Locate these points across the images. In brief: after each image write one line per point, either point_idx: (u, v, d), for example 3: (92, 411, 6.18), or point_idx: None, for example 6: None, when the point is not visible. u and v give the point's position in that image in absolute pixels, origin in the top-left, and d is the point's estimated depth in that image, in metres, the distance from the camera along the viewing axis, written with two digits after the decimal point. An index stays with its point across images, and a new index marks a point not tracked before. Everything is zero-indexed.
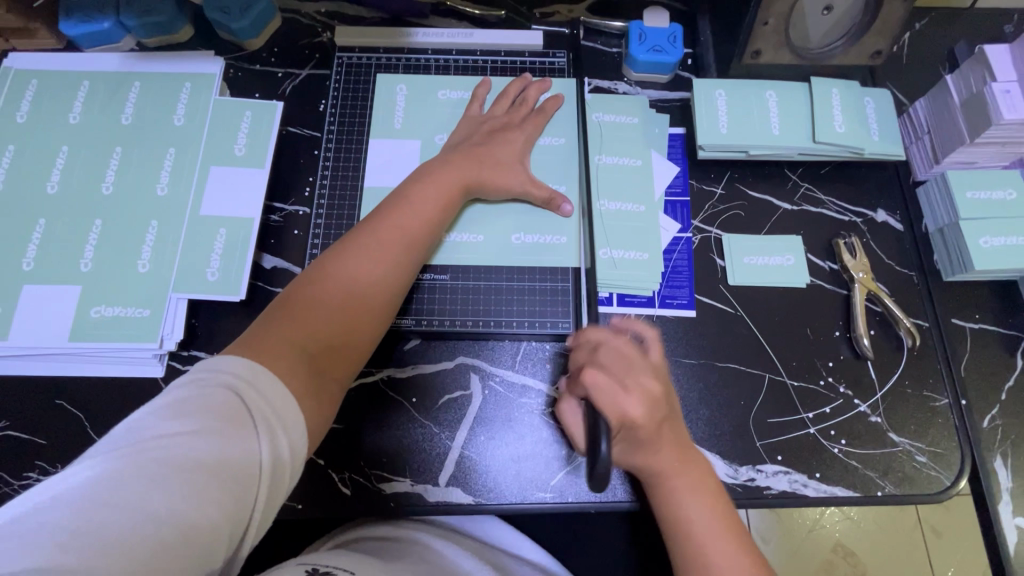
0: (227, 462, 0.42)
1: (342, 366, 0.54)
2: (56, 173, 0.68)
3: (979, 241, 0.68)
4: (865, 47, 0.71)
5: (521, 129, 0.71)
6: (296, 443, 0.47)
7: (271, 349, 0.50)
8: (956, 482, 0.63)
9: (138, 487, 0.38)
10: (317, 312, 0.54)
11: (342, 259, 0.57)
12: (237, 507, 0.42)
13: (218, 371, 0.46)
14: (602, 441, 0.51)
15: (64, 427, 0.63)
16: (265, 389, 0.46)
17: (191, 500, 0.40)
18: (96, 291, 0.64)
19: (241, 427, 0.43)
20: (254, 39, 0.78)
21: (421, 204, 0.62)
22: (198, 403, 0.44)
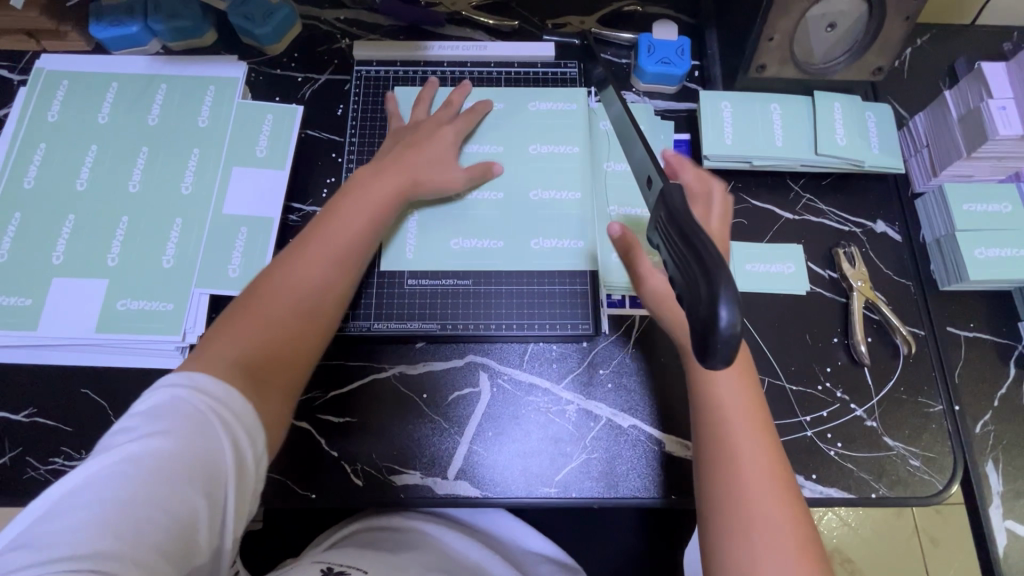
0: (192, 464, 0.44)
1: (285, 375, 0.54)
2: (85, 171, 0.71)
3: (974, 252, 0.70)
4: (866, 64, 0.74)
5: (452, 123, 0.73)
6: (257, 442, 0.49)
7: (214, 360, 0.51)
8: (949, 485, 0.66)
9: (110, 496, 0.41)
10: (257, 321, 0.55)
11: (282, 269, 0.58)
12: (205, 503, 0.44)
13: (177, 381, 0.48)
14: (725, 302, 0.33)
15: (90, 415, 0.65)
16: (220, 394, 0.48)
17: (162, 503, 0.42)
18: (122, 285, 0.67)
19: (202, 429, 0.46)
20: (276, 45, 0.81)
21: (346, 213, 0.63)
22: (159, 412, 0.46)
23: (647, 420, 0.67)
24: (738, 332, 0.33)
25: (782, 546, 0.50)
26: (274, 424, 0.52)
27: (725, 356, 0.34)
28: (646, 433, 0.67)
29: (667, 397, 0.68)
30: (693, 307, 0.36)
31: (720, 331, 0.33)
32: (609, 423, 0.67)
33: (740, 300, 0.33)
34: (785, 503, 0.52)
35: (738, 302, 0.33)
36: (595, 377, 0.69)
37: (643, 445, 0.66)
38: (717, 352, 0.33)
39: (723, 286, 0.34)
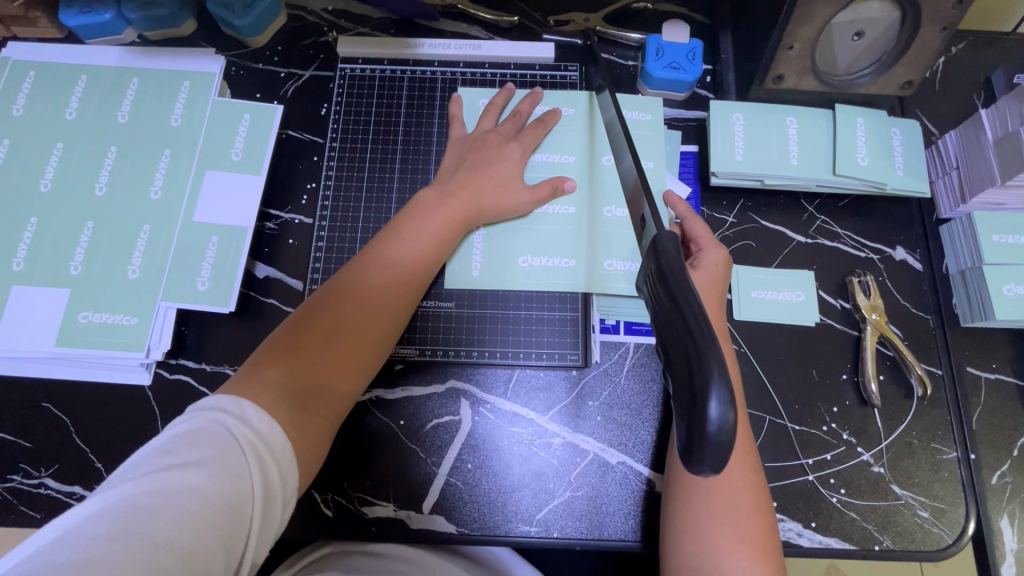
0: (220, 488, 0.40)
1: (327, 403, 0.52)
2: (50, 171, 0.67)
3: (1002, 288, 0.64)
4: (894, 77, 0.68)
5: (518, 140, 0.68)
6: (286, 471, 0.46)
7: (258, 383, 0.49)
8: (958, 540, 0.61)
9: (128, 519, 0.37)
10: (304, 343, 0.52)
11: (339, 289, 0.56)
12: (230, 535, 0.40)
13: (209, 406, 0.45)
14: (714, 401, 0.32)
15: (50, 431, 0.62)
16: (255, 420, 0.45)
17: (185, 528, 0.38)
18: (84, 296, 0.63)
19: (230, 454, 0.42)
20: (258, 37, 0.75)
21: (412, 234, 0.60)
22: (189, 437, 0.43)
23: (636, 457, 0.63)
24: (728, 434, 0.32)
25: (749, 555, 0.50)
26: (310, 459, 0.50)
27: (714, 460, 0.33)
28: (635, 471, 0.63)
29: (660, 432, 0.64)
30: (685, 387, 0.35)
31: (709, 433, 0.32)
32: (596, 459, 0.63)
33: (730, 399, 0.32)
34: (755, 510, 0.52)
35: (728, 400, 0.32)
36: (583, 409, 0.65)
37: (631, 483, 0.62)
38: (706, 454, 0.32)
39: (715, 380, 0.32)
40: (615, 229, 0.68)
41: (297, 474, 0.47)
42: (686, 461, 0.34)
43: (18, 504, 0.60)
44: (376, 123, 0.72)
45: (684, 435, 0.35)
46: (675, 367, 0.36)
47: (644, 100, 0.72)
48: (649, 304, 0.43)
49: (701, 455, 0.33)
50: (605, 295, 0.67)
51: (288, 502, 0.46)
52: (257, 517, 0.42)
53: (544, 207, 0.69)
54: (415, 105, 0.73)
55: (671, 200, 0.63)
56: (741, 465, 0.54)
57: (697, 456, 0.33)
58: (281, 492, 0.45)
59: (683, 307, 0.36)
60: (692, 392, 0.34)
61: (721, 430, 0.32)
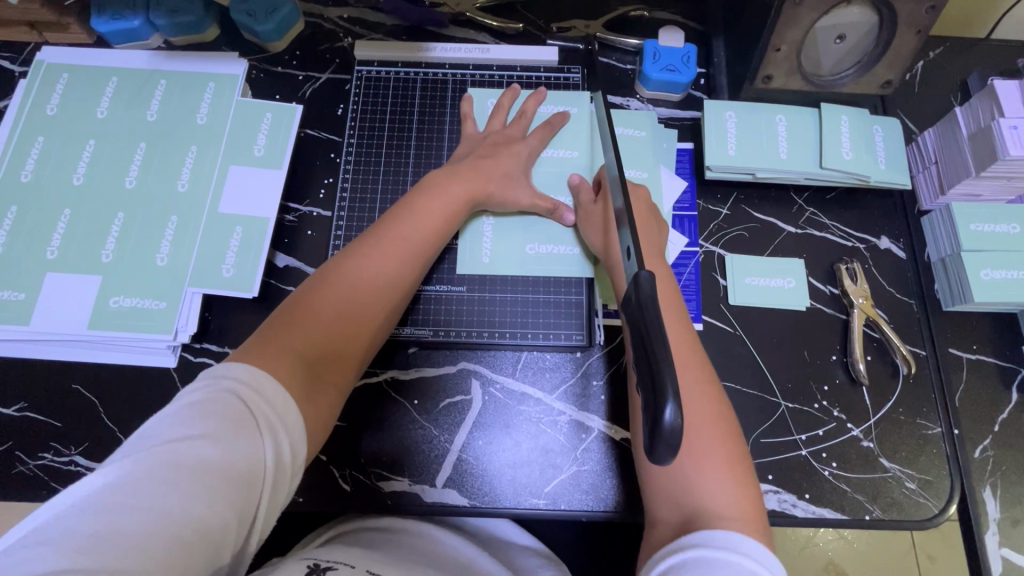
0: (234, 463, 0.44)
1: (338, 374, 0.56)
2: (82, 166, 0.71)
3: (980, 273, 0.68)
4: (875, 78, 0.73)
5: (525, 143, 0.73)
6: (296, 445, 0.49)
7: (274, 352, 0.52)
8: (945, 509, 0.65)
9: (148, 489, 0.41)
10: (319, 317, 0.56)
11: (351, 267, 0.60)
12: (242, 507, 0.44)
13: (223, 377, 0.48)
14: (670, 405, 0.38)
15: (81, 411, 0.65)
16: (268, 395, 0.49)
17: (202, 502, 0.42)
18: (115, 282, 0.66)
19: (244, 429, 0.46)
20: (278, 42, 0.80)
21: (420, 218, 0.64)
22: (207, 412, 0.46)
23: None
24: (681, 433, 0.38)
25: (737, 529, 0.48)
26: (322, 425, 0.54)
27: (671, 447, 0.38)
28: None
29: None
30: (647, 396, 0.40)
31: (666, 429, 0.37)
32: (600, 435, 0.66)
33: (681, 406, 0.38)
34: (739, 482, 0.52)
35: (679, 405, 0.38)
36: (588, 388, 0.68)
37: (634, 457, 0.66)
38: (661, 448, 0.38)
39: (670, 388, 0.38)
40: None
41: (306, 444, 0.51)
42: (649, 456, 0.39)
43: (49, 480, 0.63)
44: (390, 122, 0.77)
45: (648, 429, 0.39)
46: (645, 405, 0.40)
47: (636, 116, 0.76)
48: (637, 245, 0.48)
49: (659, 445, 0.38)
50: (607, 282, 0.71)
51: (296, 472, 0.50)
52: (267, 488, 0.46)
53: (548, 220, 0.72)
54: (427, 105, 0.78)
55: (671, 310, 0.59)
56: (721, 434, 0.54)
57: (654, 448, 0.38)
58: (290, 463, 0.48)
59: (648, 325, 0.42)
60: (653, 397, 0.39)
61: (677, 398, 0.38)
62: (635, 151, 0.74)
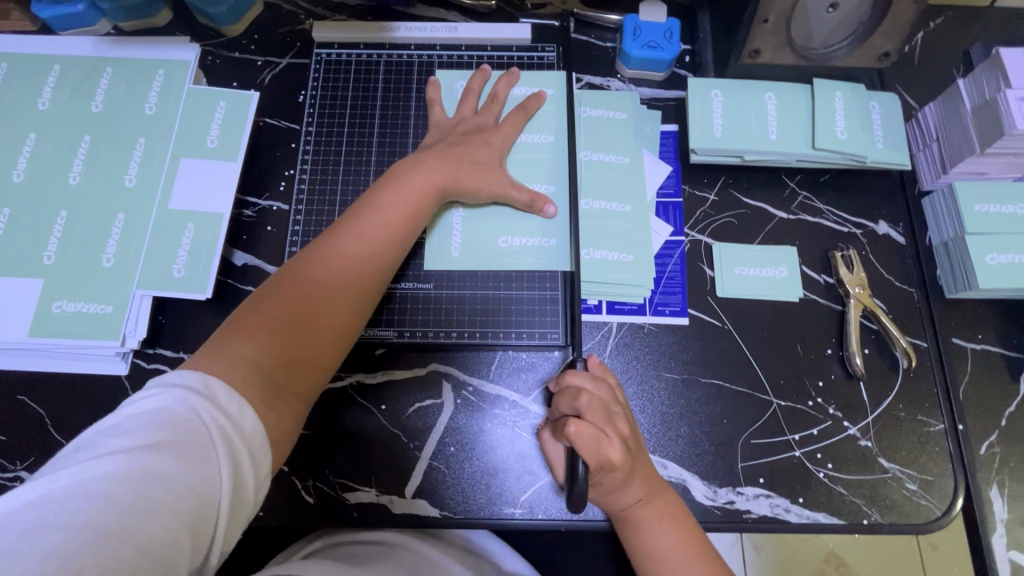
0: (185, 476, 0.40)
1: (302, 381, 0.53)
2: (23, 162, 0.66)
3: (985, 257, 0.64)
4: (870, 50, 0.67)
5: (497, 128, 0.68)
6: (258, 455, 0.45)
7: (227, 360, 0.48)
8: (948, 511, 0.60)
9: (88, 506, 0.37)
10: (279, 321, 0.52)
11: (313, 265, 0.56)
12: (194, 524, 0.40)
13: (174, 384, 0.44)
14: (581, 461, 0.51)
15: (27, 424, 0.61)
16: (225, 403, 0.45)
17: (147, 518, 0.38)
18: (58, 286, 0.62)
19: (199, 438, 0.42)
20: (233, 25, 0.75)
21: (388, 210, 0.60)
22: (156, 419, 0.42)
23: None
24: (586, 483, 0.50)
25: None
26: (285, 436, 0.50)
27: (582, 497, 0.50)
28: None
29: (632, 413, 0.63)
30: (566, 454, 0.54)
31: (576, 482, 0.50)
32: None
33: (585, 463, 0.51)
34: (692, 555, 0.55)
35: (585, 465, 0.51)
36: None
37: None
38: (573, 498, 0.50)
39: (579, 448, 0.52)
40: (592, 206, 0.68)
41: (271, 456, 0.47)
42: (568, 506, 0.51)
43: None
44: (353, 108, 0.72)
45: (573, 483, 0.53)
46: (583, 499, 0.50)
47: (618, 96, 0.72)
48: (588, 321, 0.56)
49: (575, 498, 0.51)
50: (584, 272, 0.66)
51: (259, 487, 0.46)
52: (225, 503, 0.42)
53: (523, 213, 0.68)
54: (392, 89, 0.73)
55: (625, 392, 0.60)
56: (680, 537, 0.56)
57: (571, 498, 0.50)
58: (253, 477, 0.45)
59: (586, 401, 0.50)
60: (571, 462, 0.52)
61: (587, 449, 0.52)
62: (608, 130, 0.71)
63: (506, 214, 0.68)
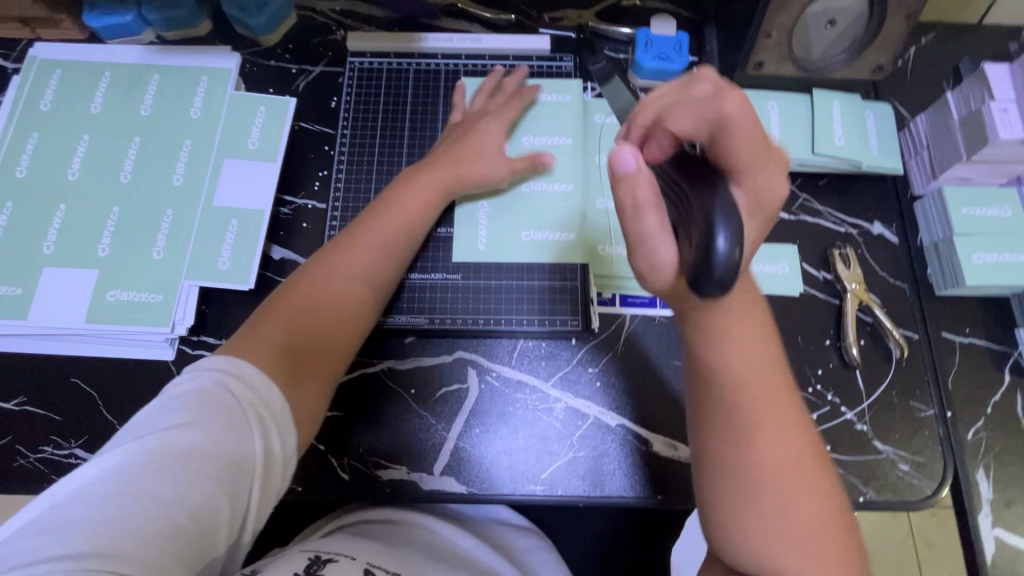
0: (221, 446, 0.45)
1: (324, 363, 0.56)
2: (77, 161, 0.71)
3: (971, 256, 0.69)
4: (866, 63, 0.72)
5: (499, 116, 0.73)
6: (286, 428, 0.50)
7: (255, 346, 0.53)
8: (938, 491, 0.65)
9: (141, 476, 0.42)
10: (299, 311, 0.57)
11: (325, 262, 0.61)
12: (233, 488, 0.44)
13: (206, 370, 0.49)
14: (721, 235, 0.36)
15: (81, 405, 0.66)
16: (254, 382, 0.49)
17: (191, 484, 0.43)
18: (112, 276, 0.67)
19: (232, 414, 0.47)
20: (270, 35, 0.80)
21: (395, 210, 0.65)
22: (194, 400, 0.47)
23: (635, 419, 0.67)
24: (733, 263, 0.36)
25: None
26: (311, 413, 0.54)
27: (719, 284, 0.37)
28: (633, 432, 0.67)
29: (644, 398, 0.68)
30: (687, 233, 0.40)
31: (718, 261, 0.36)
32: (596, 421, 0.67)
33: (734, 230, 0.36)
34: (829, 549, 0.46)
35: (731, 228, 0.36)
36: (583, 375, 0.69)
37: (630, 444, 0.66)
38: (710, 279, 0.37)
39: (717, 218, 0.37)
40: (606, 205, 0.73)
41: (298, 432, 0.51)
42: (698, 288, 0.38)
43: (49, 473, 0.64)
44: (384, 113, 0.77)
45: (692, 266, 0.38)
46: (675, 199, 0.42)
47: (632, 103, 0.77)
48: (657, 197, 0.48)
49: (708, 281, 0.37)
50: (600, 264, 0.71)
51: (289, 458, 0.50)
52: (259, 470, 0.46)
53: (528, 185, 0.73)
54: (420, 96, 0.78)
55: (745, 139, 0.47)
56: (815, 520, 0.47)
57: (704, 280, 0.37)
58: (282, 448, 0.49)
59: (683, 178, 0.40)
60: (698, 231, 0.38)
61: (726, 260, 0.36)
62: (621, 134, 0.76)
63: (529, 211, 0.73)
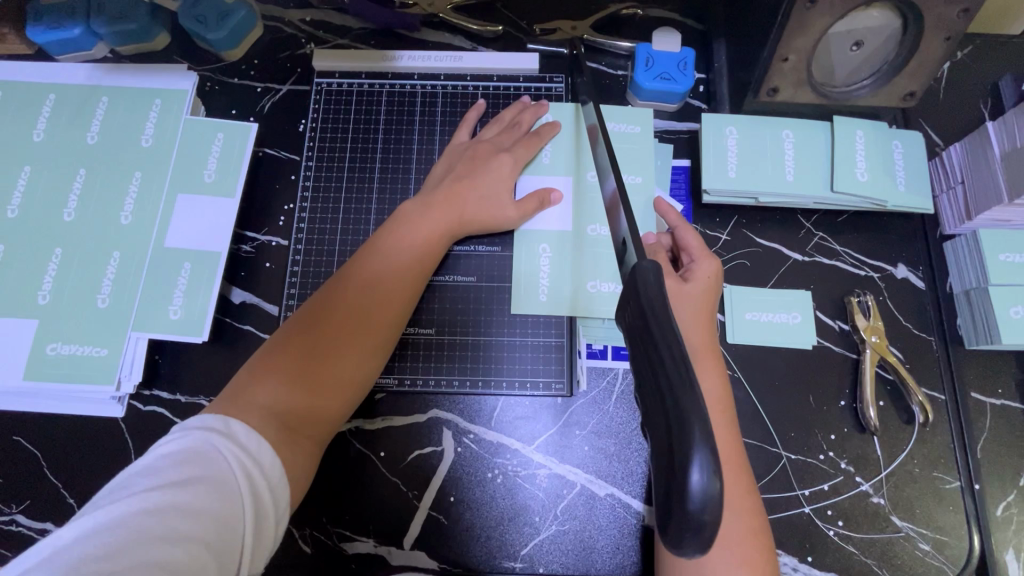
0: (212, 507, 0.39)
1: (320, 421, 0.50)
2: (18, 196, 0.65)
3: (1008, 310, 0.61)
4: (895, 89, 0.64)
5: (510, 151, 0.66)
6: (276, 485, 0.44)
7: (244, 403, 0.47)
8: (961, 575, 0.59)
9: (120, 541, 0.35)
10: (299, 361, 0.50)
11: (334, 299, 0.54)
12: (222, 551, 0.38)
13: (196, 427, 0.43)
14: (695, 470, 0.28)
15: (23, 466, 0.61)
16: (245, 441, 0.43)
17: (178, 547, 0.36)
18: (53, 327, 0.61)
19: (218, 469, 0.40)
20: (232, 50, 0.73)
21: (400, 246, 0.59)
22: (179, 454, 0.40)
23: (625, 489, 0.61)
24: (712, 511, 0.28)
25: None
26: (302, 479, 0.48)
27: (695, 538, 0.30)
28: (624, 503, 0.60)
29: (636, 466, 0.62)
30: (662, 443, 0.31)
31: (689, 509, 0.28)
32: (584, 491, 0.61)
33: (715, 468, 0.28)
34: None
35: (712, 468, 0.28)
36: (569, 439, 0.63)
37: (620, 516, 0.60)
38: (684, 537, 0.29)
39: (696, 447, 0.29)
40: (598, 233, 0.66)
41: (289, 496, 0.45)
42: (668, 540, 0.30)
43: None
44: (354, 140, 0.70)
45: (661, 506, 0.31)
46: (647, 394, 0.33)
47: (632, 110, 0.69)
48: (627, 335, 0.38)
49: (681, 535, 0.29)
50: (588, 308, 0.64)
51: (279, 517, 0.44)
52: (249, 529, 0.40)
53: (534, 220, 0.67)
54: (394, 121, 0.70)
55: (687, 238, 0.59)
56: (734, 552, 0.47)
57: (675, 533, 0.29)
58: (273, 508, 0.43)
59: (667, 357, 0.32)
60: (669, 454, 0.30)
61: (704, 504, 0.28)
62: (622, 146, 0.67)
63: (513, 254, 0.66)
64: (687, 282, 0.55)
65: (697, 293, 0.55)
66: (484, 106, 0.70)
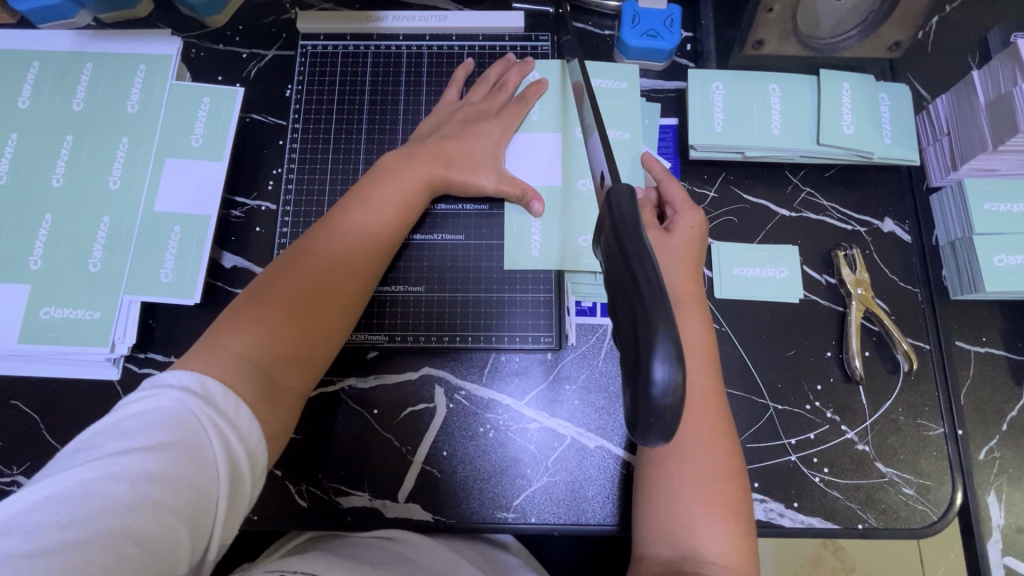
0: (183, 472, 0.39)
1: (294, 378, 0.50)
2: (5, 164, 0.65)
3: (992, 259, 0.62)
4: (881, 39, 0.64)
5: (498, 119, 0.66)
6: (254, 448, 0.44)
7: (219, 358, 0.46)
8: (944, 517, 0.60)
9: (89, 505, 0.36)
10: (274, 319, 0.50)
11: (309, 258, 0.54)
12: (193, 516, 0.39)
13: (171, 386, 0.42)
14: (658, 364, 0.30)
15: (21, 429, 0.61)
16: (220, 400, 0.43)
17: (148, 514, 0.37)
18: (46, 291, 0.62)
19: (192, 433, 0.40)
20: (216, 16, 0.72)
21: (377, 206, 0.58)
22: (152, 418, 0.40)
23: (614, 440, 0.62)
24: (675, 397, 0.31)
25: (721, 525, 0.48)
26: (280, 433, 0.48)
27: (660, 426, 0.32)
28: (613, 454, 0.62)
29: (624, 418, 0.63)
30: (632, 346, 0.33)
31: (653, 397, 0.31)
32: (574, 443, 0.62)
33: (676, 357, 0.30)
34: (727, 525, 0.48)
35: (674, 359, 0.31)
36: (558, 393, 0.64)
37: (609, 467, 0.61)
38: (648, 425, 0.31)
39: (659, 340, 0.31)
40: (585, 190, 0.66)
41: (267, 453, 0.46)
42: (635, 431, 0.33)
43: None
44: (340, 103, 0.70)
45: (631, 404, 0.33)
46: (621, 314, 0.35)
47: (615, 67, 0.69)
48: (604, 262, 0.39)
49: (647, 426, 0.32)
50: (577, 263, 0.65)
51: (256, 480, 0.44)
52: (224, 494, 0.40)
53: (523, 176, 0.67)
54: (380, 82, 0.70)
55: (669, 190, 0.59)
56: (709, 492, 0.49)
57: (642, 423, 0.32)
58: (249, 471, 0.43)
59: (637, 272, 0.33)
60: (637, 352, 0.32)
61: (667, 392, 0.31)
62: (608, 104, 0.67)
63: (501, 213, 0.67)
64: (671, 233, 0.55)
65: (683, 244, 0.55)
66: (471, 64, 0.70)
